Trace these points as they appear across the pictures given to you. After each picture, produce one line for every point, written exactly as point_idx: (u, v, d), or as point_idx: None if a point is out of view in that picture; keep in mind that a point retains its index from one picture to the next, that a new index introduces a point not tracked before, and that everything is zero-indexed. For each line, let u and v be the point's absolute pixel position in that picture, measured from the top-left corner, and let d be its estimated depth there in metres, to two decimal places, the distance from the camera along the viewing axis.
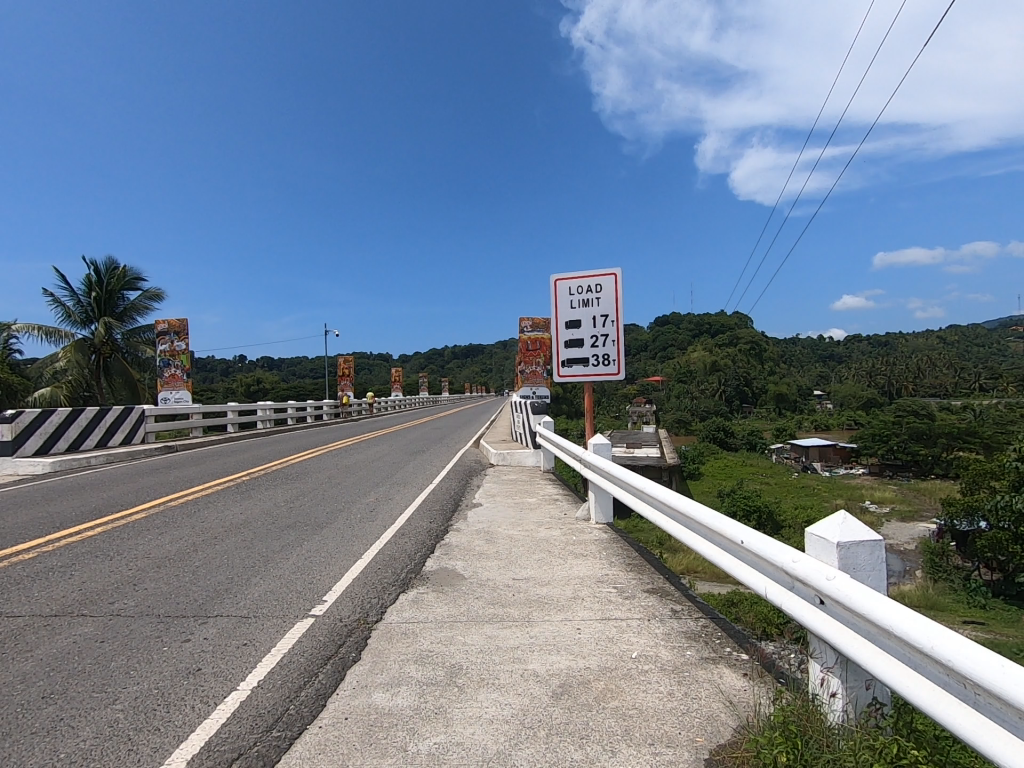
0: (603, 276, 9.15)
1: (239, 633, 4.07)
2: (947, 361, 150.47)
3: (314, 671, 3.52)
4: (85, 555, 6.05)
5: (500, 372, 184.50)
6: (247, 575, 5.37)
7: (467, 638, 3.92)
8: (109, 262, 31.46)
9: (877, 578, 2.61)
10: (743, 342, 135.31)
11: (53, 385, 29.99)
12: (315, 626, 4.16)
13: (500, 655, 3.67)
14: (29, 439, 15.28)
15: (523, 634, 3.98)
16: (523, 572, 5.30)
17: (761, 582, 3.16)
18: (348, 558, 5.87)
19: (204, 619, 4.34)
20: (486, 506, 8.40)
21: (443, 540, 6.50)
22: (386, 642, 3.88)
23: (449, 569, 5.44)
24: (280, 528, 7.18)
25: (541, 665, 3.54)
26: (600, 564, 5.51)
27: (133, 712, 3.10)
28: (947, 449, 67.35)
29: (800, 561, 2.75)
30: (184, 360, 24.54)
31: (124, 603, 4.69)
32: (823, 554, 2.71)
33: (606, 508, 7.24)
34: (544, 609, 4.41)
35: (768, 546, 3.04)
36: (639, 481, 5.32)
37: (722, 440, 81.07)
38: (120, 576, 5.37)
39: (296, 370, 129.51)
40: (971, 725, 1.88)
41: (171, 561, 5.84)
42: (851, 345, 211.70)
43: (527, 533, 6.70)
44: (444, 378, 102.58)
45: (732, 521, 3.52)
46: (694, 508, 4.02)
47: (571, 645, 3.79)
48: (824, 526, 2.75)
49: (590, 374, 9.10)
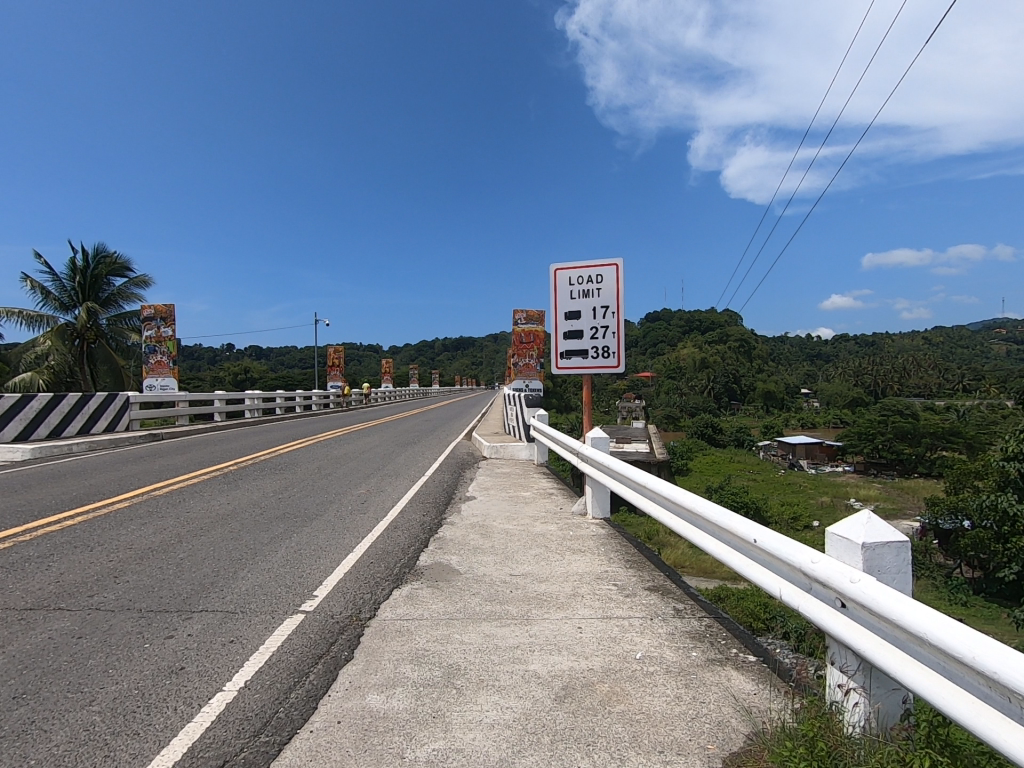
0: (604, 266, 8.97)
1: (224, 630, 3.88)
2: (932, 362, 152.16)
3: (305, 670, 3.35)
4: (62, 546, 5.82)
5: (490, 365, 184.48)
6: (233, 568, 5.17)
7: (465, 637, 3.77)
8: (96, 247, 30.91)
9: (904, 582, 2.42)
10: (733, 339, 135.89)
11: (35, 372, 29.47)
12: (305, 623, 3.99)
13: (500, 655, 3.52)
14: (9, 425, 15.00)
15: (523, 633, 3.83)
16: (521, 568, 5.15)
17: (774, 583, 3.00)
18: (339, 552, 5.67)
19: (188, 615, 4.14)
20: (480, 500, 8.24)
21: (437, 534, 6.33)
22: (380, 640, 3.71)
23: (444, 564, 5.28)
24: (269, 520, 6.98)
25: (544, 666, 3.39)
26: (599, 560, 5.37)
27: (111, 714, 2.92)
28: (931, 448, 68.48)
29: (818, 560, 2.58)
30: (170, 347, 24.06)
31: (103, 597, 4.48)
32: (844, 554, 2.53)
33: (603, 503, 7.10)
34: (543, 607, 4.27)
35: (784, 546, 2.88)
36: (640, 477, 5.26)
37: (710, 437, 81.43)
38: (101, 568, 5.15)
39: (284, 360, 128.82)
40: (1011, 739, 1.75)
41: (154, 553, 5.62)
42: (836, 344, 213.99)
43: (522, 528, 6.56)
44: (436, 376, 101.44)
45: (744, 519, 3.35)
46: (701, 504, 3.88)
47: (573, 645, 3.65)
48: (843, 525, 2.56)
49: (589, 366, 8.98)
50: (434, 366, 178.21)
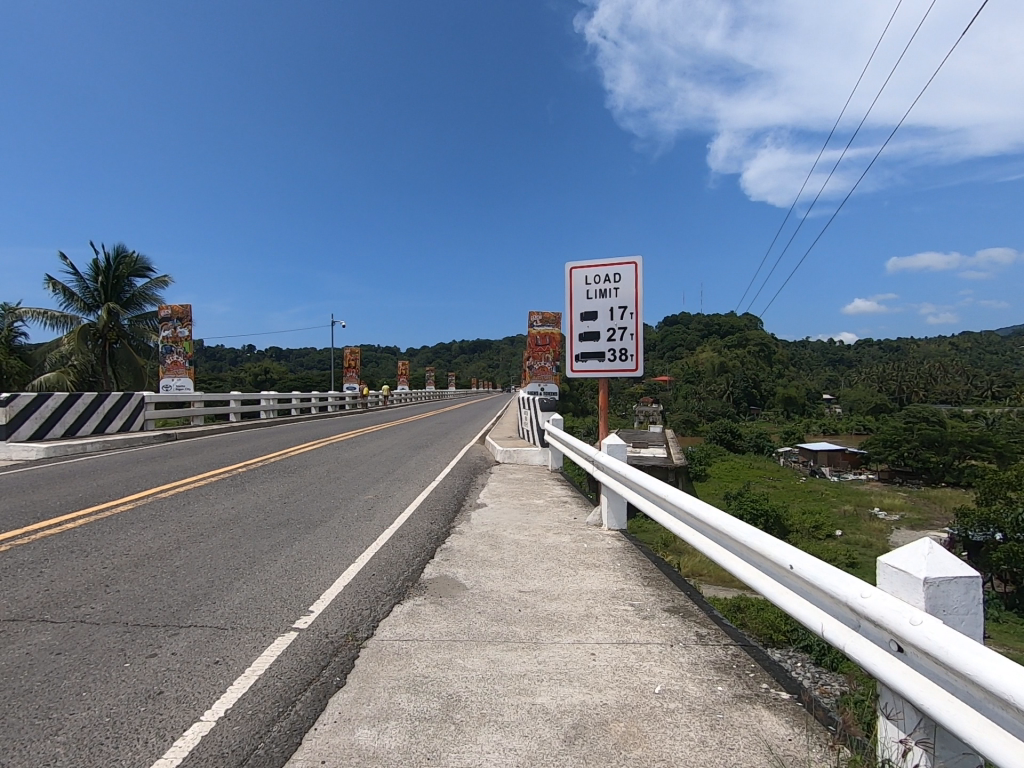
0: (623, 265, 8.64)
1: (211, 648, 3.63)
2: (960, 368, 149.34)
3: (291, 698, 3.07)
4: (59, 550, 5.63)
5: (507, 366, 184.08)
6: (229, 579, 4.93)
7: (468, 663, 3.46)
8: (116, 247, 31.11)
9: (973, 624, 2.07)
10: (752, 344, 134.47)
11: (59, 371, 29.89)
12: (298, 642, 3.73)
13: (505, 685, 3.21)
14: (24, 424, 14.98)
15: (531, 659, 3.51)
16: (531, 584, 4.82)
17: (815, 617, 2.64)
18: (340, 563, 5.41)
19: (175, 630, 3.89)
20: (490, 507, 7.94)
21: (444, 544, 6.05)
22: (376, 664, 3.42)
23: (449, 578, 4.99)
24: (270, 526, 6.75)
25: (552, 699, 3.07)
26: (614, 576, 5.05)
27: (76, 746, 2.68)
28: (959, 457, 67.29)
29: (868, 595, 2.25)
30: (186, 347, 24.05)
31: (90, 608, 4.26)
32: (900, 589, 2.18)
33: (620, 515, 6.78)
34: (554, 629, 3.94)
35: (827, 576, 2.54)
36: (660, 488, 4.95)
37: (729, 442, 80.53)
38: (93, 576, 4.94)
39: (303, 361, 129.79)
40: None
41: (150, 560, 5.41)
42: (860, 349, 210.94)
43: (533, 539, 6.24)
44: (452, 380, 100.84)
45: (778, 541, 3.01)
46: (727, 523, 3.56)
47: (585, 675, 3.32)
48: (899, 555, 2.23)
49: (606, 369, 8.64)
50: (451, 367, 178.63)
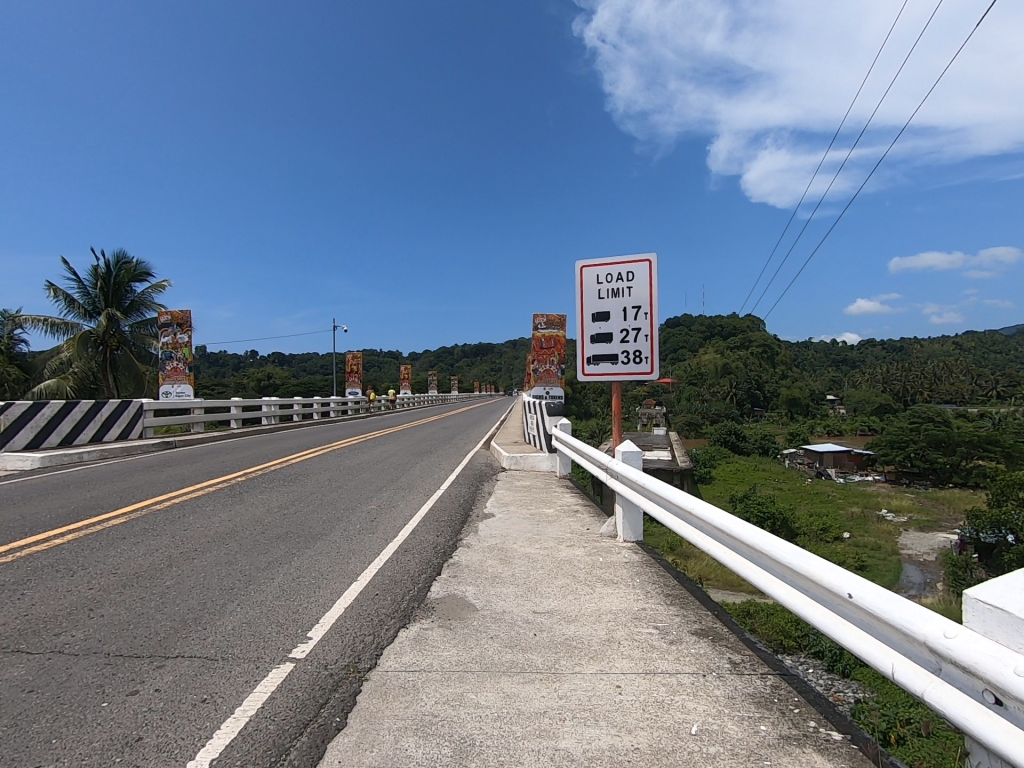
0: (637, 262, 8.29)
1: (199, 683, 3.31)
2: (965, 366, 148.86)
3: (286, 745, 2.75)
4: (42, 569, 5.32)
5: (509, 369, 183.64)
6: (220, 600, 4.61)
7: (482, 699, 3.13)
8: (117, 252, 30.84)
9: None
10: (755, 345, 134.14)
11: (59, 378, 29.71)
12: (294, 675, 3.41)
13: (524, 726, 2.88)
14: (18, 433, 14.70)
15: (551, 694, 3.18)
16: (545, 605, 4.48)
17: (883, 655, 2.30)
18: (341, 581, 5.09)
19: (160, 662, 3.57)
20: (499, 517, 7.61)
21: (451, 559, 5.72)
22: (379, 702, 3.09)
23: (458, 598, 4.65)
24: (269, 540, 6.43)
25: (577, 743, 2.74)
26: (634, 594, 4.71)
27: None
28: (967, 458, 66.74)
29: (955, 634, 1.93)
30: (186, 353, 23.81)
31: (71, 635, 3.95)
32: (995, 626, 1.87)
33: (635, 525, 6.44)
34: (574, 657, 3.62)
35: (895, 607, 2.22)
36: (684, 500, 4.61)
37: (734, 443, 80.16)
38: (76, 599, 4.62)
39: (306, 366, 129.67)
40: None
41: (138, 580, 5.08)
42: (864, 350, 210.40)
43: (546, 552, 5.92)
44: (452, 382, 100.47)
45: (832, 565, 2.68)
46: (768, 542, 3.22)
47: (612, 714, 2.99)
48: (993, 590, 1.92)
49: (619, 372, 8.32)
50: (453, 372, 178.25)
